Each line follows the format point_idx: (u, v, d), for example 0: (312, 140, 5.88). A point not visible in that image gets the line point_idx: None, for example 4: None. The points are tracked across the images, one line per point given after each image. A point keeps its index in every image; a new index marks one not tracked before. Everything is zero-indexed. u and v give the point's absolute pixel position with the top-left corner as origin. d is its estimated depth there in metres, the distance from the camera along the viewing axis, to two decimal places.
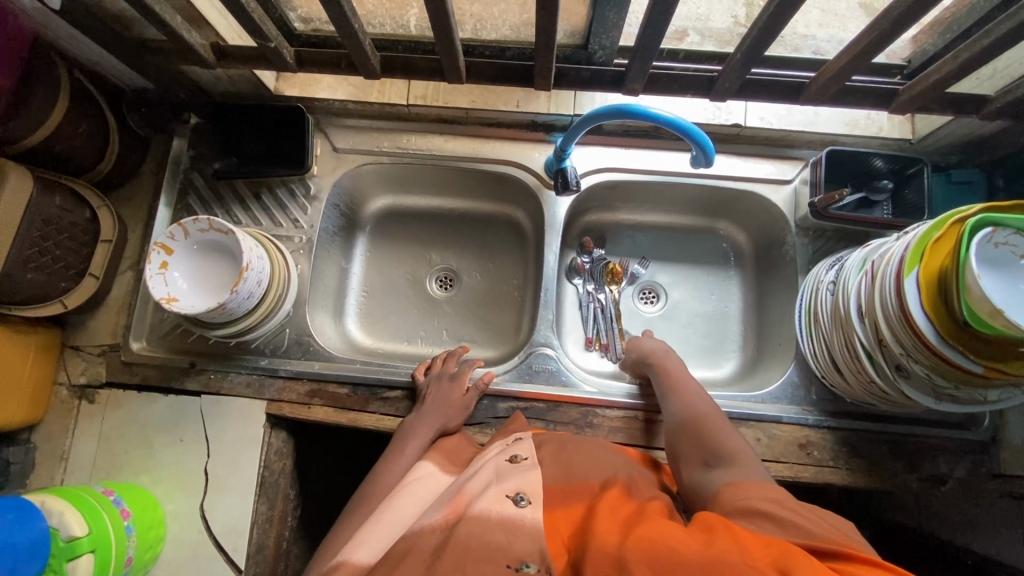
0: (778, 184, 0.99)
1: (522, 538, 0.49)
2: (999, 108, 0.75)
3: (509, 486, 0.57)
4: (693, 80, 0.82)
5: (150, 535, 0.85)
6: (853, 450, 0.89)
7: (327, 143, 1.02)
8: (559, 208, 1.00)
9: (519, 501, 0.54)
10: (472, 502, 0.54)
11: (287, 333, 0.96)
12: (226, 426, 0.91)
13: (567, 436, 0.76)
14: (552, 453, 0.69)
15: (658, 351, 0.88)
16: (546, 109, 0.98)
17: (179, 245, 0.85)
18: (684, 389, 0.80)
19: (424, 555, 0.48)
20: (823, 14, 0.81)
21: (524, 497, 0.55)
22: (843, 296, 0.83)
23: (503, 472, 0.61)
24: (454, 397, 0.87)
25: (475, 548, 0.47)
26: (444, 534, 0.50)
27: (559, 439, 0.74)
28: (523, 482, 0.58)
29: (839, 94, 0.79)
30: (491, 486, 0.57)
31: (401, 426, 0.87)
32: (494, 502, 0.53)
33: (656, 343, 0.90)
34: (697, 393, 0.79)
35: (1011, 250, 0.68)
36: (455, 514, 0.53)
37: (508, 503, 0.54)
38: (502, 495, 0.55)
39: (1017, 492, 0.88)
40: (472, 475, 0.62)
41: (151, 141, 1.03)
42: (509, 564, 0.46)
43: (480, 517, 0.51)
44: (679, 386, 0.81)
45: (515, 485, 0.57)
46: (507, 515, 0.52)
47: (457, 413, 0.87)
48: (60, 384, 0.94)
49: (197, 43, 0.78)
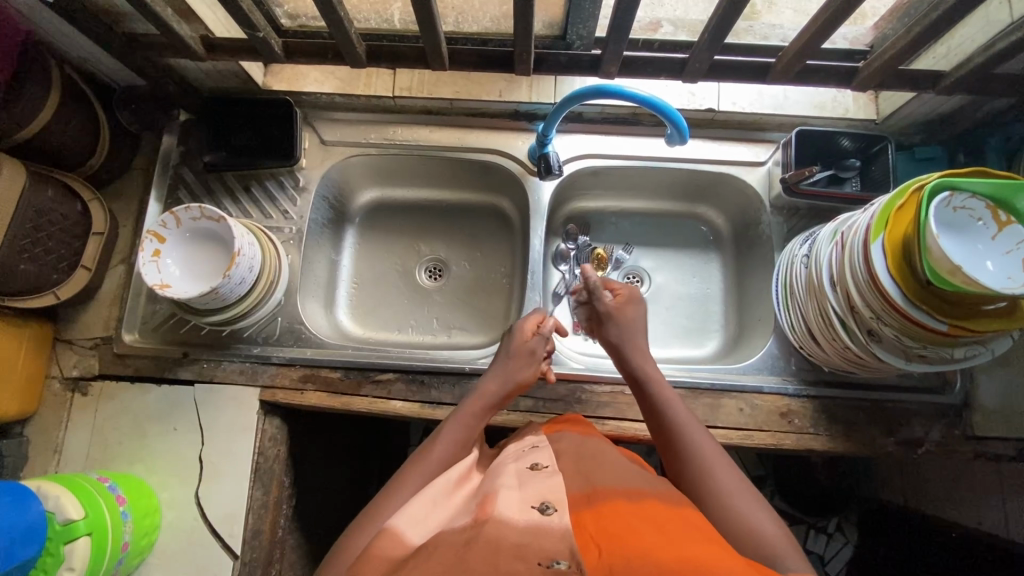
0: (752, 165, 1.03)
1: (550, 540, 0.48)
2: (953, 82, 0.80)
3: (533, 494, 0.55)
4: (665, 63, 0.86)
5: (145, 523, 0.85)
6: (832, 417, 0.92)
7: (315, 136, 1.05)
8: (543, 194, 1.04)
9: (545, 510, 0.53)
10: (499, 504, 0.54)
11: (279, 321, 0.98)
12: (220, 414, 0.92)
13: (586, 441, 0.71)
14: (570, 458, 0.66)
15: (656, 382, 0.75)
16: (527, 98, 1.01)
17: (171, 233, 0.87)
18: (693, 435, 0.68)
19: (453, 548, 0.48)
20: (795, 14, 0.87)
21: (550, 505, 0.53)
22: (817, 266, 0.86)
23: (525, 479, 0.59)
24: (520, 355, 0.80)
25: (507, 546, 0.47)
26: (471, 531, 0.50)
27: (574, 442, 0.70)
28: (545, 489, 0.56)
29: (803, 73, 0.84)
30: (514, 491, 0.56)
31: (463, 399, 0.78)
32: (519, 511, 0.52)
33: (651, 367, 0.76)
34: (716, 456, 0.65)
35: (968, 214, 0.72)
36: (483, 515, 0.53)
37: (534, 513, 0.52)
38: (527, 505, 0.54)
39: (992, 453, 0.91)
40: (494, 478, 0.60)
41: (141, 138, 1.05)
42: (540, 561, 0.45)
43: (508, 521, 0.51)
44: (685, 430, 0.69)
45: (539, 493, 0.56)
46: (534, 522, 0.51)
47: (532, 363, 0.80)
48: (53, 377, 0.95)
49: (186, 35, 0.81)
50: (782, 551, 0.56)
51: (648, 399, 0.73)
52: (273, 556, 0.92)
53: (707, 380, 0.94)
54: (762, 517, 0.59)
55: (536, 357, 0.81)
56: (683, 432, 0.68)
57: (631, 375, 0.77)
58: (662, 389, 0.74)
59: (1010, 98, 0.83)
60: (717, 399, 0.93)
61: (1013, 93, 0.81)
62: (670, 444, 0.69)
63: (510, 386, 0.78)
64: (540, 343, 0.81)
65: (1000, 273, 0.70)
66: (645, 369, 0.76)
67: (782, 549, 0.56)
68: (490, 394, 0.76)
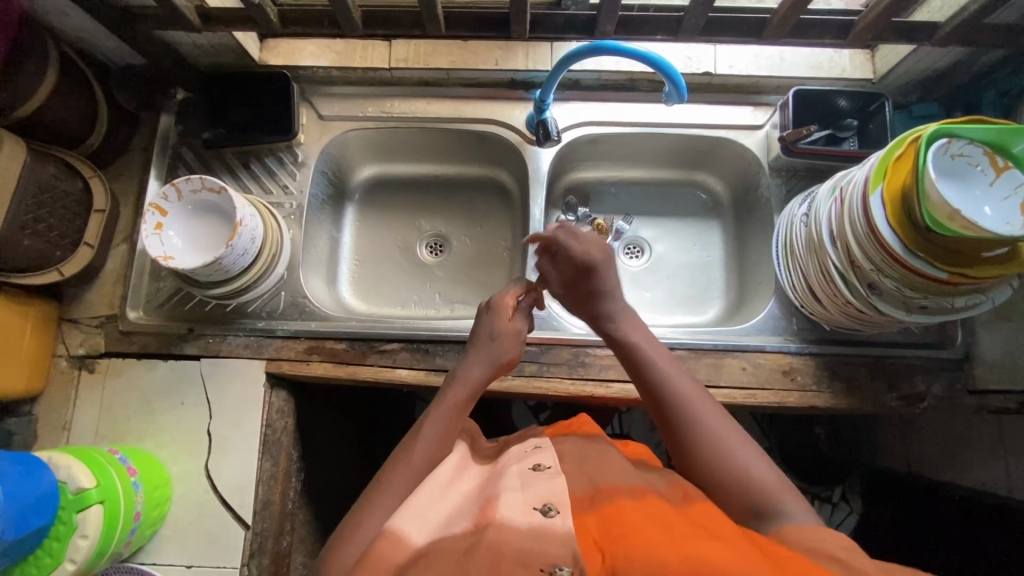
0: (750, 128, 1.03)
1: (554, 544, 0.50)
2: (948, 32, 0.80)
3: (535, 496, 0.56)
4: (661, 22, 0.86)
5: (157, 495, 0.86)
6: (834, 374, 0.93)
7: (312, 111, 1.05)
8: (542, 162, 1.04)
9: (547, 511, 0.54)
10: (500, 508, 0.54)
11: (283, 296, 0.98)
12: (226, 388, 0.93)
13: (590, 441, 0.70)
14: (573, 457, 0.66)
15: (643, 346, 0.72)
16: (524, 66, 1.02)
17: (173, 206, 0.88)
18: (683, 396, 0.66)
19: (454, 553, 0.49)
20: None
21: (553, 507, 0.54)
22: (816, 222, 0.86)
23: (527, 479, 0.59)
24: (502, 341, 0.77)
25: (510, 550, 0.49)
26: (472, 538, 0.51)
27: (577, 442, 0.70)
28: (550, 490, 0.57)
29: (797, 29, 0.85)
30: (516, 493, 0.57)
31: (443, 384, 0.76)
32: (521, 513, 0.53)
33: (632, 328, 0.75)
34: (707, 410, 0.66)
35: (966, 161, 0.72)
36: (485, 520, 0.54)
37: (536, 515, 0.53)
38: (529, 506, 0.55)
39: (993, 405, 0.92)
40: (496, 481, 0.60)
41: (139, 117, 1.05)
42: (543, 567, 0.47)
43: (510, 524, 0.52)
44: (674, 396, 0.67)
45: (541, 494, 0.56)
46: (537, 524, 0.52)
47: (515, 341, 0.79)
48: (59, 356, 0.95)
49: (182, 4, 0.81)
50: (787, 499, 0.58)
51: (638, 367, 0.71)
52: (284, 527, 0.93)
53: (710, 341, 0.95)
54: (761, 465, 0.61)
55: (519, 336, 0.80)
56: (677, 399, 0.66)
57: (618, 342, 0.74)
58: (651, 354, 0.71)
59: (1006, 48, 0.83)
60: (719, 359, 0.94)
61: (1008, 41, 0.81)
62: (661, 409, 0.67)
63: (494, 369, 0.76)
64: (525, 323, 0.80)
65: (998, 218, 0.70)
66: (629, 334, 0.74)
67: (785, 495, 0.59)
68: (478, 376, 0.75)
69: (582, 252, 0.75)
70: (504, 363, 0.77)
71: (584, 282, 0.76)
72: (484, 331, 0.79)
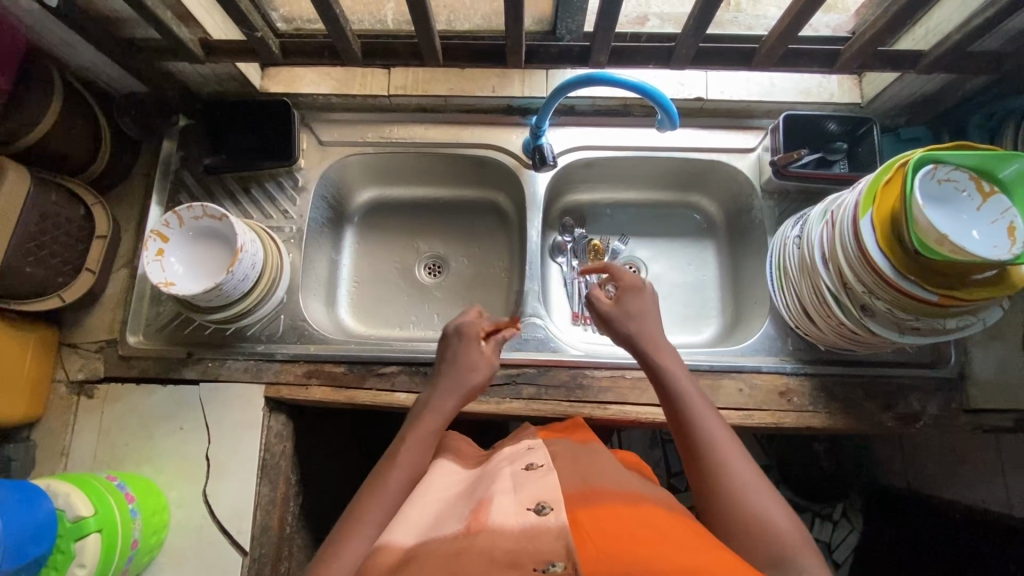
0: (743, 152, 1.05)
1: (546, 541, 0.48)
2: (932, 61, 0.83)
3: (528, 496, 0.55)
4: (654, 51, 0.88)
5: (155, 521, 0.86)
6: (830, 395, 0.94)
7: (313, 137, 1.07)
8: (538, 185, 1.05)
9: (541, 510, 0.52)
10: (493, 512, 0.53)
11: (282, 319, 0.99)
12: (225, 412, 0.93)
13: (582, 443, 0.72)
14: (567, 459, 0.67)
15: (676, 375, 0.72)
16: (520, 92, 1.04)
17: (174, 232, 0.89)
18: (710, 430, 0.66)
19: (444, 556, 0.49)
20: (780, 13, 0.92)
21: (546, 505, 0.53)
22: (808, 245, 0.87)
23: (520, 480, 0.59)
24: (467, 365, 0.78)
25: (499, 554, 0.48)
26: (464, 541, 0.50)
27: (570, 445, 0.72)
28: (543, 488, 0.56)
29: (785, 58, 0.87)
30: (509, 496, 0.55)
31: (411, 410, 0.77)
32: (515, 515, 0.52)
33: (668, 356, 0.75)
34: (731, 447, 0.64)
35: (953, 186, 0.74)
36: (477, 524, 0.52)
37: (530, 515, 0.52)
38: (523, 507, 0.54)
39: (988, 424, 0.92)
40: (489, 483, 0.60)
41: (141, 144, 1.07)
42: (535, 566, 0.46)
43: (502, 528, 0.51)
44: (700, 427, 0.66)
45: (535, 494, 0.55)
46: (530, 525, 0.51)
47: (482, 365, 0.79)
48: (59, 381, 0.95)
49: (186, 38, 0.83)
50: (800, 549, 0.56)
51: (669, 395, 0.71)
52: (281, 552, 0.93)
53: (706, 362, 0.96)
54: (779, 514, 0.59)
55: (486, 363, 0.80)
56: (703, 430, 0.66)
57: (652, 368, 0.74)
58: (684, 385, 0.71)
59: (990, 75, 0.86)
60: (716, 380, 0.95)
61: (991, 68, 0.83)
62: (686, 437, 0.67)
63: (460, 390, 0.76)
64: (492, 350, 0.80)
65: (985, 242, 0.71)
66: (663, 361, 0.74)
67: (796, 545, 0.56)
68: (447, 403, 0.75)
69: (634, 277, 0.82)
70: (470, 389, 0.77)
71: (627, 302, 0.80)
72: (449, 355, 0.80)
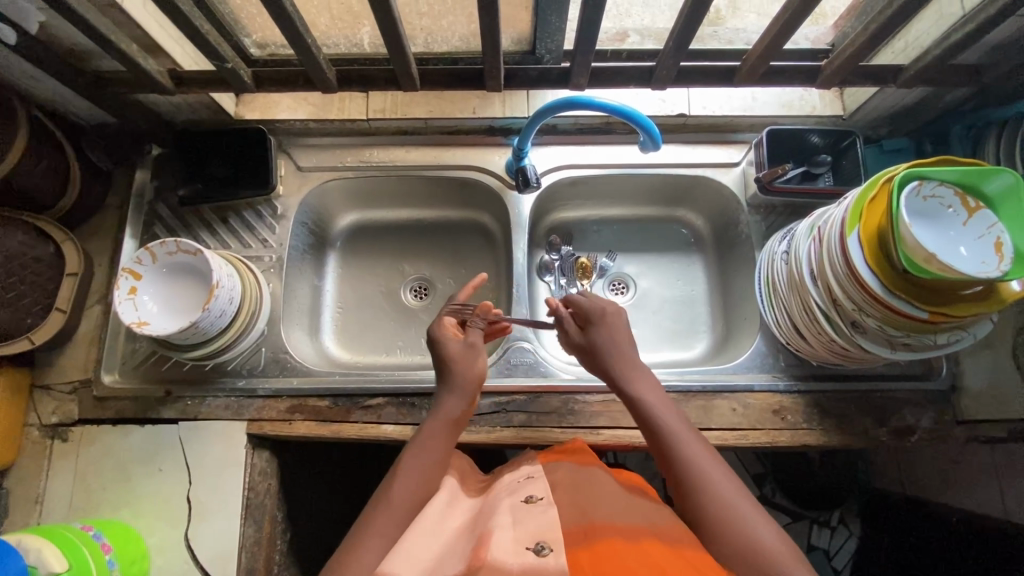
0: (726, 167, 1.04)
1: None
2: (913, 75, 0.83)
3: (528, 534, 0.53)
4: (635, 71, 0.88)
5: (133, 570, 0.82)
6: (824, 410, 0.93)
7: (291, 162, 1.04)
8: (523, 206, 1.04)
9: (541, 550, 0.51)
10: (492, 547, 0.52)
11: (263, 352, 0.96)
12: (206, 451, 0.90)
13: (584, 469, 0.70)
14: (567, 489, 0.66)
15: (652, 405, 0.69)
16: (501, 113, 1.03)
17: (146, 269, 0.86)
18: (691, 458, 0.63)
19: None
20: (759, 18, 0.88)
21: (547, 545, 0.52)
22: (796, 262, 0.86)
23: (521, 514, 0.57)
24: (473, 364, 0.75)
25: None
26: None
27: (569, 471, 0.70)
28: (544, 525, 0.55)
29: (766, 75, 0.87)
30: (508, 531, 0.54)
31: (416, 432, 0.72)
32: (513, 553, 0.51)
33: (641, 382, 0.72)
34: (720, 475, 0.62)
35: (938, 203, 0.73)
36: (477, 561, 0.51)
37: (530, 555, 0.51)
38: (522, 545, 0.52)
39: (983, 435, 0.92)
40: (488, 517, 0.58)
41: (113, 175, 1.04)
42: None
43: (501, 566, 0.49)
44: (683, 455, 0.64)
45: (536, 531, 0.54)
46: (531, 566, 0.50)
47: (478, 355, 0.77)
48: (31, 426, 0.92)
49: (153, 69, 0.81)
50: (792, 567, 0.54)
51: (648, 427, 0.68)
52: None
53: (698, 383, 0.94)
54: (769, 531, 0.57)
55: (479, 346, 0.77)
56: (688, 458, 0.63)
57: (626, 398, 0.71)
58: (661, 414, 0.68)
59: (969, 87, 0.86)
60: (709, 401, 0.93)
61: (970, 82, 0.84)
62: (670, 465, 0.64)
63: (469, 392, 0.74)
64: (478, 333, 0.78)
65: (974, 258, 0.70)
66: (639, 390, 0.71)
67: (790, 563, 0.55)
68: (455, 406, 0.72)
69: (591, 305, 0.78)
70: (473, 377, 0.75)
71: (593, 333, 0.76)
72: (440, 363, 0.76)
